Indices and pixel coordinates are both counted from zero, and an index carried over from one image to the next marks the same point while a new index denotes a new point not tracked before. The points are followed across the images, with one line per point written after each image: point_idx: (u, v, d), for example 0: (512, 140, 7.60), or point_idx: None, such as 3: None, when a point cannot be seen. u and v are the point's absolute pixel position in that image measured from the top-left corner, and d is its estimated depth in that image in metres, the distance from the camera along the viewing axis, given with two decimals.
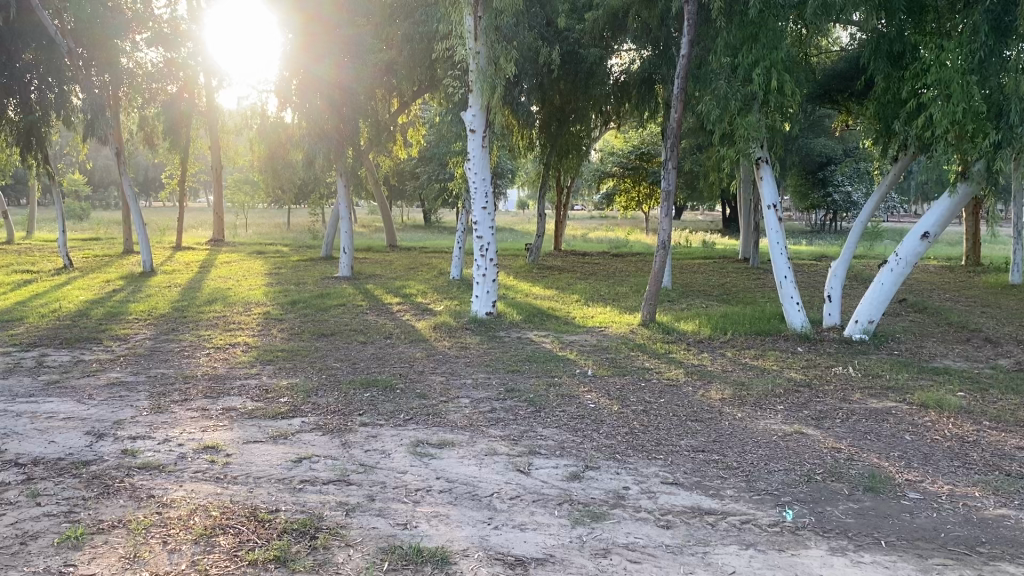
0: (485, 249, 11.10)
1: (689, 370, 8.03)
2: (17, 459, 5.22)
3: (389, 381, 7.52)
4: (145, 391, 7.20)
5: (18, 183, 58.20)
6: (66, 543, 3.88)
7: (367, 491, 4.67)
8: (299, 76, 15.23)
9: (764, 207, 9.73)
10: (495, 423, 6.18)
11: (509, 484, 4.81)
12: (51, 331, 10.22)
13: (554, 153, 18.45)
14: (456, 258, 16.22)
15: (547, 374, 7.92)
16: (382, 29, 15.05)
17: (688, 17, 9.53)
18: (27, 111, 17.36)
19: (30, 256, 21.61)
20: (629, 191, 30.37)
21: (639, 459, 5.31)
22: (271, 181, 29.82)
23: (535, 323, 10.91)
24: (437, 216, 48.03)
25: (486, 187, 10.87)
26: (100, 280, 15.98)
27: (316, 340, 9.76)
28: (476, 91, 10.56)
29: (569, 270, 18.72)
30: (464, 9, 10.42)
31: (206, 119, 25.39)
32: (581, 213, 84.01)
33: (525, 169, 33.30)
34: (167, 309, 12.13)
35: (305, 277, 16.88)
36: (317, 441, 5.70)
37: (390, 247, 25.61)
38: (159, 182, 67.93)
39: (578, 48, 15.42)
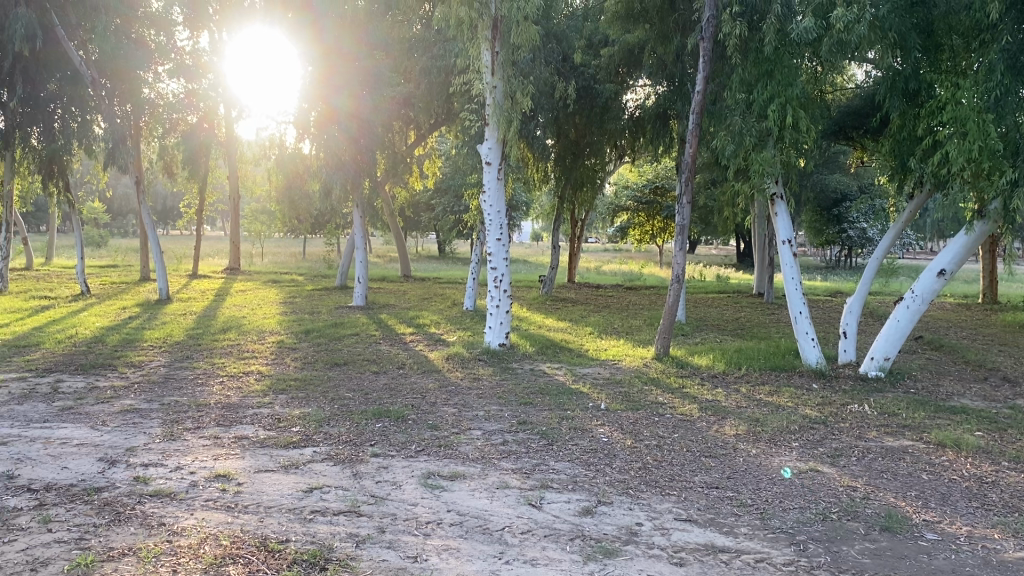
0: (499, 280, 11.08)
1: (703, 406, 7.97)
2: (31, 485, 5.24)
3: (401, 412, 7.50)
4: (158, 418, 7.22)
5: (39, 211, 59.43)
6: (77, 569, 3.88)
7: (377, 523, 4.65)
8: (318, 108, 15.34)
9: (778, 241, 9.73)
10: (508, 456, 6.16)
11: (520, 518, 4.77)
12: (67, 358, 10.26)
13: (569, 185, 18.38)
14: (470, 289, 16.13)
15: (560, 407, 7.87)
16: (399, 62, 15.43)
17: (704, 54, 9.59)
18: (49, 139, 17.48)
19: (49, 283, 21.77)
20: (643, 225, 30.38)
21: (652, 495, 5.26)
22: (287, 212, 30.02)
23: (548, 355, 10.88)
24: (452, 248, 48.04)
25: (500, 219, 10.87)
26: (115, 308, 16.02)
27: (329, 369, 9.77)
28: (492, 125, 10.66)
29: (583, 303, 18.64)
30: (482, 44, 10.53)
31: (226, 149, 25.74)
32: (595, 246, 84.36)
33: (540, 201, 33.42)
34: (181, 336, 12.20)
35: (320, 306, 16.88)
36: (328, 471, 5.69)
37: (404, 278, 25.66)
38: (178, 212, 69.04)
39: (594, 84, 15.72)
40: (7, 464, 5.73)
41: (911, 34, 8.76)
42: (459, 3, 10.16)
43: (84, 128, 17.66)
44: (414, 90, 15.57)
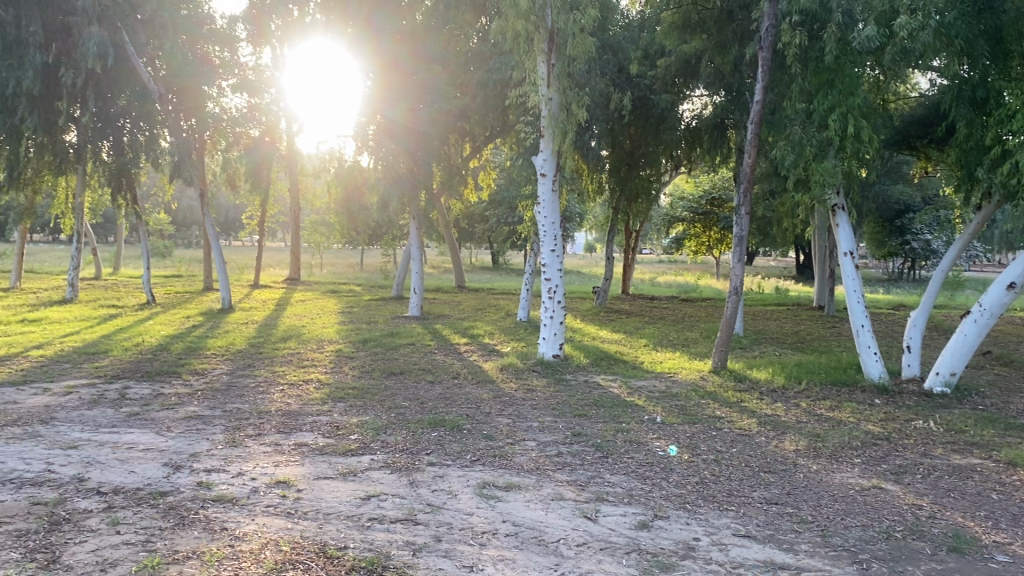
0: (554, 292, 11.07)
1: (762, 421, 7.84)
2: (99, 488, 5.41)
3: (456, 421, 7.55)
4: (221, 425, 7.39)
5: (106, 222, 61.51)
6: (144, 570, 4.00)
7: (434, 532, 4.68)
8: (376, 121, 15.63)
9: (840, 253, 9.54)
10: (562, 468, 6.14)
11: (576, 530, 4.75)
12: (134, 365, 10.57)
13: (624, 197, 18.28)
14: (523, 300, 16.12)
15: (615, 420, 7.82)
16: (456, 76, 15.43)
17: (762, 64, 9.47)
18: (119, 153, 18.18)
19: (116, 292, 22.41)
20: (700, 236, 30.08)
21: (710, 510, 5.19)
22: (346, 224, 30.51)
23: (603, 367, 10.81)
24: (506, 259, 48.19)
25: (555, 230, 10.88)
26: (180, 317, 16.43)
27: (386, 378, 9.88)
28: (548, 136, 10.70)
29: (638, 315, 18.51)
30: (538, 56, 10.60)
31: (287, 162, 26.31)
32: (650, 258, 83.83)
33: (595, 212, 33.32)
34: (243, 345, 12.46)
35: (376, 316, 17.07)
36: (385, 479, 5.75)
37: (459, 289, 25.82)
38: (241, 223, 70.74)
39: (650, 94, 15.69)
40: (78, 467, 5.93)
41: (978, 41, 8.56)
42: (516, 17, 10.27)
43: (151, 141, 18.52)
44: (470, 104, 15.67)
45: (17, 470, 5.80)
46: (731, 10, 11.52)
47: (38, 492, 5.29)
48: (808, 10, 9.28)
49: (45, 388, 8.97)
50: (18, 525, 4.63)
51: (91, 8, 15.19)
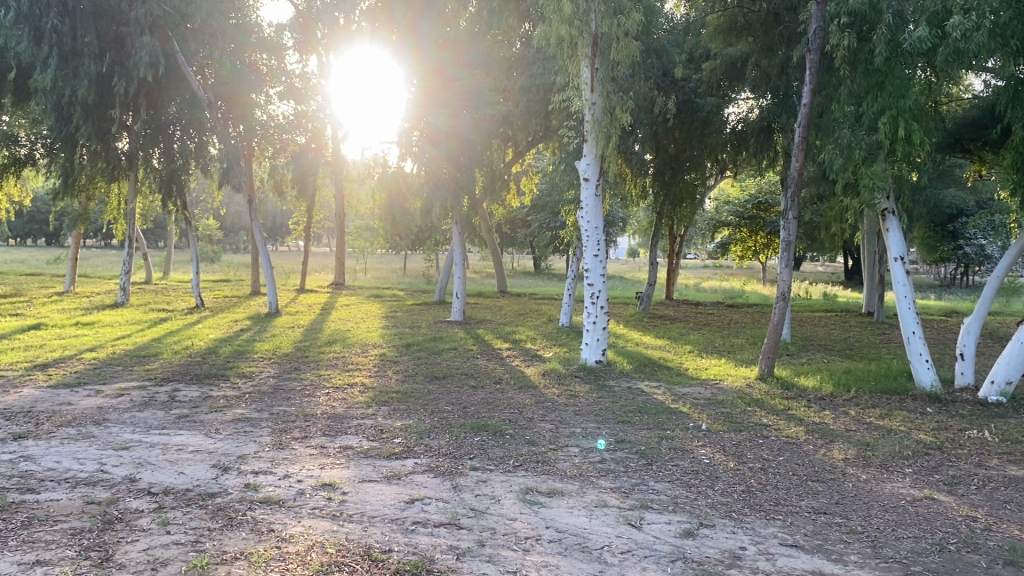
0: (596, 297, 11.02)
1: (810, 429, 7.70)
2: (150, 488, 5.52)
3: (499, 426, 7.56)
4: (268, 427, 7.49)
5: (157, 227, 62.88)
6: (193, 570, 4.06)
7: (477, 537, 4.68)
8: (418, 127, 15.65)
9: (890, 259, 9.33)
10: (606, 474, 6.11)
11: (620, 538, 4.72)
12: (184, 367, 10.77)
13: (668, 202, 18.14)
14: (566, 305, 16.07)
15: (659, 427, 7.76)
16: (498, 81, 15.49)
17: (810, 66, 9.34)
18: (169, 159, 18.60)
19: (167, 297, 22.91)
20: (746, 240, 29.73)
21: (757, 519, 5.12)
22: (390, 229, 30.74)
23: (647, 374, 10.73)
24: (548, 264, 48.15)
25: (598, 235, 10.83)
26: (228, 320, 16.72)
27: (429, 382, 9.92)
28: (591, 141, 10.64)
29: (682, 320, 18.33)
30: (582, 60, 10.56)
31: (333, 169, 26.61)
32: (694, 262, 83.06)
33: (638, 218, 33.13)
34: (289, 349, 12.63)
35: (419, 321, 17.14)
36: (428, 483, 5.77)
37: (501, 294, 25.87)
38: (288, 228, 71.81)
39: (695, 97, 15.56)
40: (130, 467, 6.06)
41: None
42: (559, 22, 10.20)
43: (200, 148, 19.06)
44: (512, 108, 15.65)
45: (72, 469, 5.94)
46: (777, 12, 11.39)
47: (92, 492, 5.41)
48: (859, 11, 9.10)
49: (99, 390, 9.18)
50: (72, 524, 4.74)
51: (143, 18, 15.50)
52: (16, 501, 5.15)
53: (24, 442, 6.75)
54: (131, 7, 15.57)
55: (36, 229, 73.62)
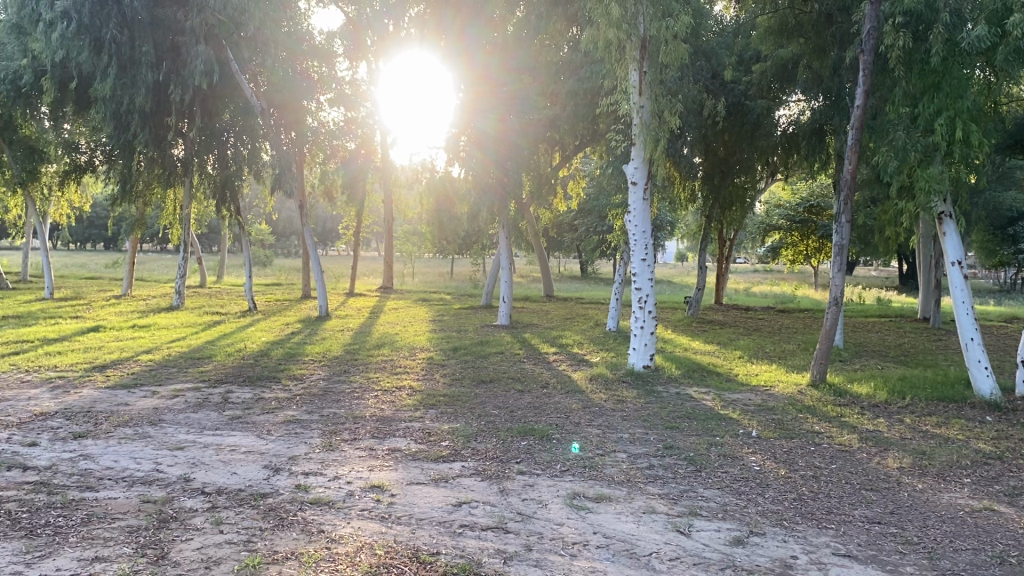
0: (644, 301, 10.95)
1: (863, 437, 7.55)
2: (204, 488, 5.63)
3: (546, 431, 7.55)
4: (318, 429, 7.59)
5: (211, 232, 64.12)
6: (245, 569, 4.12)
7: (524, 541, 4.69)
8: (467, 132, 15.73)
9: (947, 263, 9.13)
10: (654, 480, 6.06)
11: (669, 544, 4.68)
12: (237, 370, 10.96)
13: (718, 206, 17.94)
14: (613, 309, 15.98)
15: (709, 433, 7.67)
16: (546, 86, 15.68)
17: (864, 67, 9.16)
18: (224, 165, 19.14)
19: (220, 300, 23.32)
20: (797, 244, 29.23)
21: (809, 528, 5.03)
22: (437, 233, 30.92)
23: (696, 379, 10.61)
24: (594, 268, 47.97)
25: (646, 239, 10.75)
26: (279, 324, 16.98)
27: (476, 386, 9.94)
28: (639, 144, 10.60)
29: (732, 326, 18.11)
30: (630, 64, 10.55)
31: (381, 173, 26.87)
32: (744, 267, 81.99)
33: (687, 221, 32.81)
34: (339, 351, 12.79)
35: (467, 325, 17.19)
36: (475, 486, 5.79)
37: (548, 298, 25.84)
38: (337, 233, 72.68)
39: (745, 100, 15.39)
40: (185, 467, 6.19)
41: None
42: (608, 25, 10.15)
43: (253, 155, 19.50)
44: (560, 112, 15.90)
45: (128, 468, 6.09)
46: (829, 13, 11.20)
47: (147, 491, 5.53)
48: (915, 10, 8.90)
49: (155, 391, 9.40)
50: (129, 522, 4.86)
51: (199, 27, 15.92)
52: (76, 499, 5.31)
53: (83, 441, 6.94)
54: (188, 17, 15.95)
55: (95, 234, 75.61)
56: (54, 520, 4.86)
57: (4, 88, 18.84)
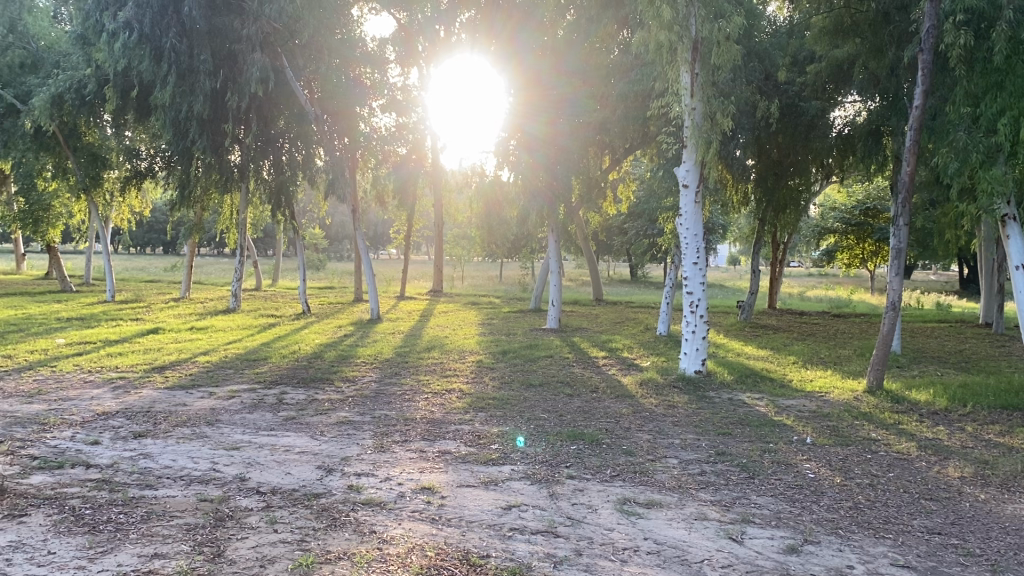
0: (696, 305, 10.84)
1: (922, 445, 7.37)
2: (259, 487, 5.74)
3: (595, 435, 7.52)
4: (370, 431, 7.68)
5: (266, 236, 65.40)
6: (299, 569, 4.18)
7: (574, 545, 4.68)
8: (516, 136, 15.79)
9: (1010, 267, 8.88)
10: (706, 487, 5.99)
11: (721, 551, 4.62)
12: (290, 371, 11.16)
13: (771, 209, 17.63)
14: (664, 314, 15.84)
15: (762, 440, 7.56)
16: (597, 89, 15.44)
17: (924, 66, 8.91)
18: (279, 171, 19.40)
19: (274, 303, 23.76)
20: (853, 248, 28.58)
21: (865, 537, 4.92)
22: (487, 237, 31.05)
23: (749, 385, 10.45)
24: (644, 271, 47.72)
25: (698, 242, 10.65)
26: (333, 326, 17.21)
27: (525, 390, 9.96)
28: (691, 147, 10.49)
29: (786, 330, 17.82)
30: (681, 66, 10.42)
31: (432, 178, 27.12)
32: (798, 271, 80.73)
33: (738, 225, 32.43)
34: (390, 354, 12.93)
35: (516, 328, 17.21)
36: (525, 490, 5.79)
37: (597, 302, 25.75)
38: (389, 237, 73.46)
39: (799, 101, 15.21)
40: (240, 467, 6.30)
41: None
42: (659, 27, 10.13)
43: (308, 159, 19.73)
44: (609, 116, 15.45)
45: (186, 467, 6.24)
46: (887, 12, 10.96)
47: (204, 489, 5.66)
48: (977, 7, 8.69)
49: (212, 392, 9.61)
50: (187, 519, 4.97)
51: (255, 35, 16.15)
52: (135, 497, 5.45)
53: (143, 440, 7.12)
54: (244, 26, 16.13)
55: (155, 238, 77.68)
56: (116, 517, 5.00)
57: (71, 96, 19.44)
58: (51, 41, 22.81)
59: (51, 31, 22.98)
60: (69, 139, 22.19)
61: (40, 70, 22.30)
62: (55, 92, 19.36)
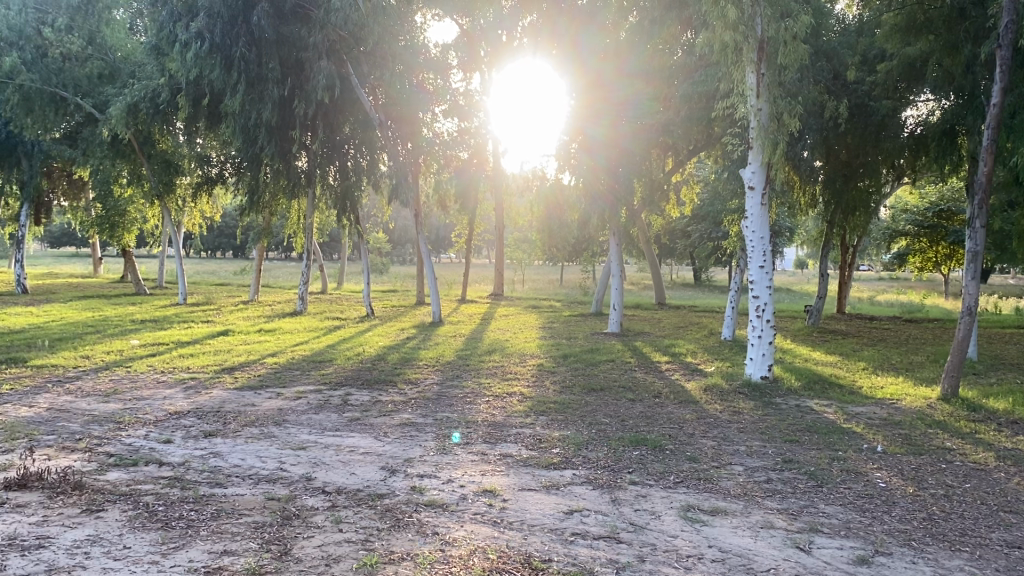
0: (762, 310, 10.64)
1: (1000, 455, 7.10)
2: (325, 487, 5.83)
3: (658, 441, 7.44)
4: (432, 433, 7.74)
5: (331, 241, 66.60)
6: (364, 568, 4.23)
7: (637, 552, 4.63)
8: (577, 139, 15.82)
9: None
10: (773, 495, 5.87)
11: (788, 561, 4.53)
12: (355, 373, 11.35)
13: (840, 210, 17.41)
14: (728, 318, 15.60)
15: (830, 447, 7.38)
16: (659, 89, 15.36)
17: (1001, 63, 8.61)
18: (344, 176, 19.84)
19: (339, 306, 24.16)
20: (925, 251, 27.48)
21: (940, 549, 4.77)
22: (548, 241, 31.01)
23: (816, 392, 10.21)
24: (708, 275, 47.11)
25: (764, 246, 10.46)
26: (396, 329, 17.39)
27: (586, 394, 9.91)
28: (757, 148, 10.30)
29: (855, 336, 17.36)
30: (748, 66, 10.27)
31: (493, 183, 27.26)
32: (868, 274, 78.69)
33: (805, 228, 31.78)
34: (452, 356, 13.02)
35: (577, 333, 17.14)
36: (587, 494, 5.76)
37: (660, 306, 25.50)
38: (450, 241, 74.08)
39: (869, 101, 14.74)
40: (307, 467, 6.41)
41: None
42: (724, 27, 10.00)
43: (372, 165, 20.02)
44: (673, 117, 15.45)
45: (254, 466, 6.37)
46: (963, 7, 10.78)
47: (272, 488, 5.78)
48: None
49: (279, 393, 9.80)
50: (255, 518, 5.07)
51: (322, 43, 16.43)
52: (206, 494, 5.59)
53: (213, 440, 7.31)
54: (312, 33, 16.51)
55: (224, 242, 79.86)
56: (187, 514, 5.14)
57: (145, 105, 20.04)
58: (127, 52, 23.49)
59: (128, 42, 23.67)
60: (143, 146, 22.96)
61: (116, 81, 23.24)
62: (132, 101, 19.91)
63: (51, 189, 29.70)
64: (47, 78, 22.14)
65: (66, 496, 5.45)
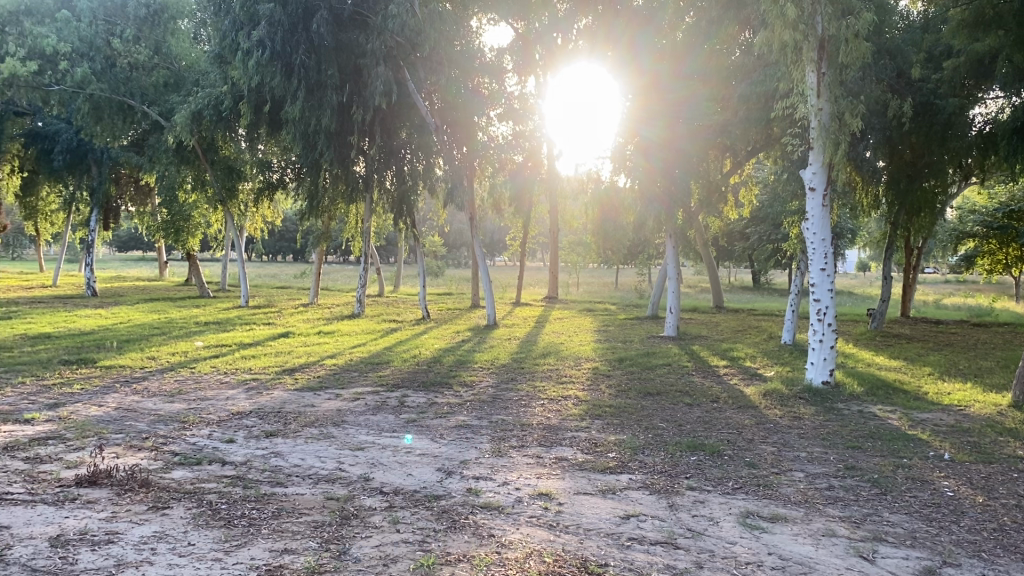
0: (823, 313, 10.43)
1: None
2: (382, 487, 5.90)
3: (716, 446, 7.34)
4: (488, 435, 7.77)
5: (388, 245, 67.35)
6: (421, 569, 4.27)
7: (695, 558, 4.58)
8: (632, 141, 15.72)
9: None
10: (835, 502, 5.75)
11: (850, 570, 4.43)
12: (411, 374, 11.45)
13: (903, 211, 16.94)
14: (789, 322, 15.34)
15: (895, 454, 7.19)
16: (716, 91, 15.17)
17: None
18: (400, 181, 20.00)
19: (396, 308, 24.39)
20: (995, 253, 26.61)
21: (1012, 562, 4.61)
22: (603, 244, 30.86)
23: (880, 397, 9.97)
24: (768, 278, 46.35)
25: (825, 247, 10.26)
26: (452, 331, 17.51)
27: (642, 398, 9.84)
28: (818, 148, 10.10)
29: (920, 340, 16.92)
30: (807, 65, 10.11)
31: (548, 186, 27.23)
32: (933, 277, 76.51)
33: (868, 230, 31.02)
34: (506, 359, 13.04)
35: (633, 336, 17.04)
36: (644, 499, 5.72)
37: (718, 309, 25.17)
38: (505, 244, 74.28)
39: (935, 99, 14.15)
40: (365, 467, 6.50)
41: None
42: (783, 26, 9.83)
43: (428, 170, 20.05)
44: (731, 118, 15.22)
45: (314, 466, 6.47)
46: None
47: (331, 488, 5.87)
48: None
49: (337, 394, 9.94)
50: (315, 517, 5.15)
51: (380, 49, 16.62)
52: (267, 493, 5.70)
53: (274, 440, 7.45)
54: (369, 40, 16.72)
55: (285, 247, 81.49)
56: (249, 512, 5.24)
57: (208, 112, 20.63)
58: (192, 61, 23.99)
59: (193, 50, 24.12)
60: (207, 153, 23.66)
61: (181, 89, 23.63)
62: (196, 109, 20.57)
63: (120, 196, 30.69)
64: (116, 87, 22.92)
65: (133, 493, 5.61)
